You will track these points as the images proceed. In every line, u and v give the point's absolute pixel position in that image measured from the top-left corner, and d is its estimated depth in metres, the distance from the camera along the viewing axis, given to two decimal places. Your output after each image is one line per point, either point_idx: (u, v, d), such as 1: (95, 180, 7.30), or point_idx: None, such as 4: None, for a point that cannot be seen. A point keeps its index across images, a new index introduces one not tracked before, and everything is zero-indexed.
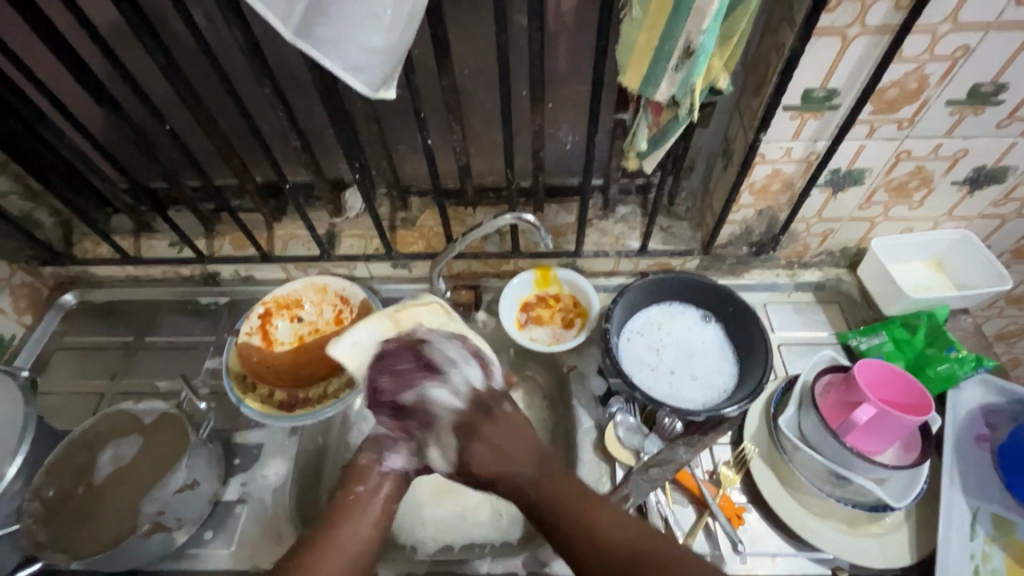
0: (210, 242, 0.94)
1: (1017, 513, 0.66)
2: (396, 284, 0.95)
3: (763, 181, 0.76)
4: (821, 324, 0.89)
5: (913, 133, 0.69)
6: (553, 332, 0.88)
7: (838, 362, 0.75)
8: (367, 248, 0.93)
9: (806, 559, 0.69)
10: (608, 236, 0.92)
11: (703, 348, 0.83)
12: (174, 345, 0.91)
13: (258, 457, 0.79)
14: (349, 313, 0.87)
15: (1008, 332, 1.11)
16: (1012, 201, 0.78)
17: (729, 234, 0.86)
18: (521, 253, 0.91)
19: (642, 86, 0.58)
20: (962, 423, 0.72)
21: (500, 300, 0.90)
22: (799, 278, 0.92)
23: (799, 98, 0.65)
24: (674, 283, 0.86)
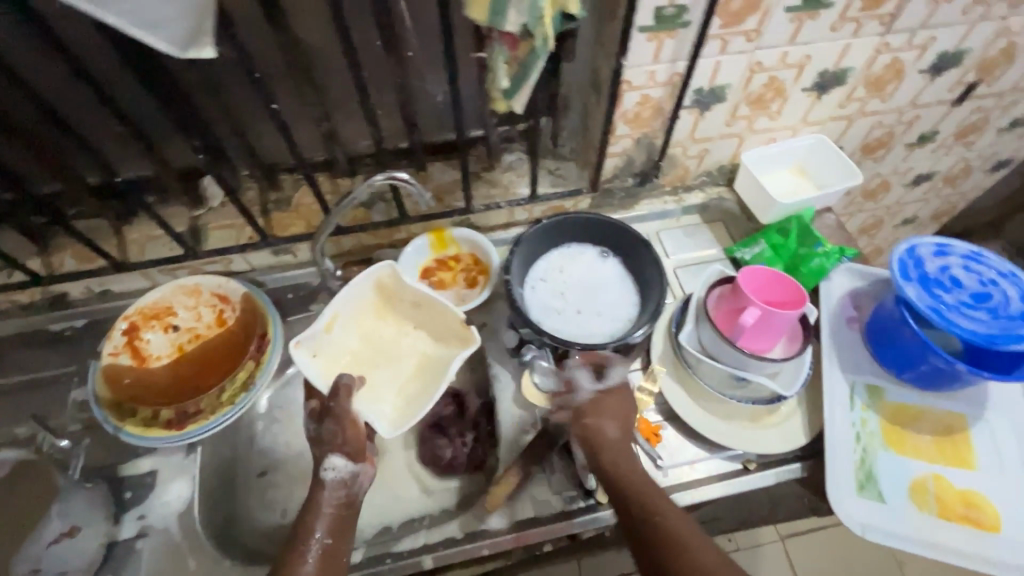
0: (48, 259, 0.81)
1: (886, 379, 0.73)
2: (283, 271, 0.88)
3: (634, 109, 0.76)
4: (710, 242, 0.94)
5: (761, 44, 0.71)
6: (456, 293, 0.86)
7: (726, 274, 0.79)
8: (239, 238, 0.84)
9: (720, 459, 0.73)
10: (497, 187, 0.89)
11: (604, 284, 0.85)
12: (26, 384, 0.78)
13: (152, 485, 0.71)
14: (231, 312, 0.80)
15: (868, 225, 1.25)
16: (854, 101, 0.85)
17: (613, 167, 0.86)
18: (411, 219, 0.86)
19: (490, 17, 0.54)
20: (834, 309, 0.79)
21: (398, 270, 0.87)
22: (685, 202, 0.96)
23: (651, 18, 0.64)
24: (570, 225, 0.86)
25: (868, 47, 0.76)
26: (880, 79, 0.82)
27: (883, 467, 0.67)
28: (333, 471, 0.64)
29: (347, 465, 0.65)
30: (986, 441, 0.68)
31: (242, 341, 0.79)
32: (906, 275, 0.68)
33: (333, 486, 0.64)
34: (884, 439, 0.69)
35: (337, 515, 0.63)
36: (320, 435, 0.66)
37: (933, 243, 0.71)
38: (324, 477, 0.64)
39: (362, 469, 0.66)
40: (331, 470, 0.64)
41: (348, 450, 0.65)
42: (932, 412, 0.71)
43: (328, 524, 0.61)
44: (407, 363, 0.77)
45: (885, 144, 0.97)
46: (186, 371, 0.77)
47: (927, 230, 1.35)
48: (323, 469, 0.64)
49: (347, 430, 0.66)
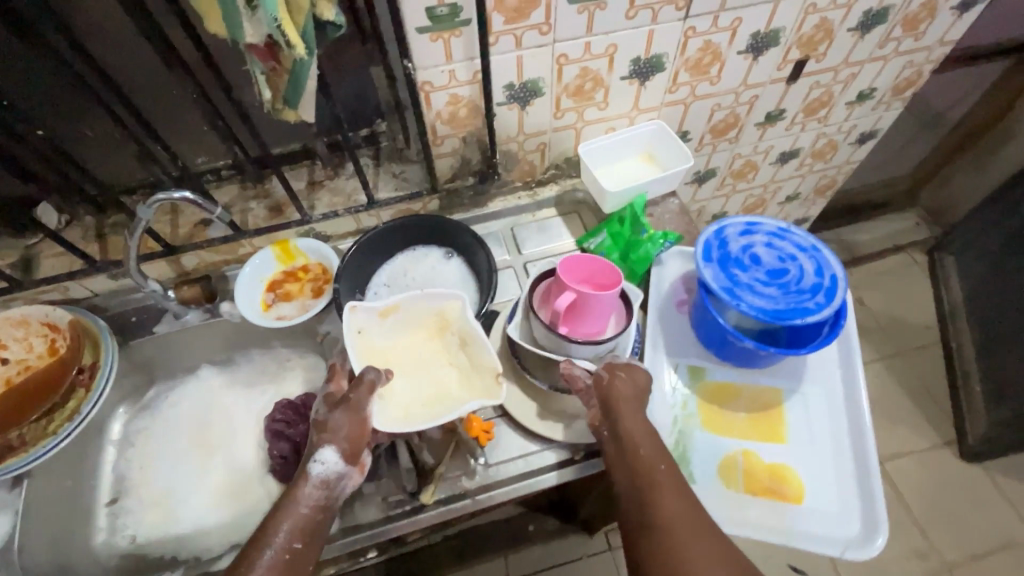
0: None
1: (708, 359, 0.74)
2: (125, 296, 0.86)
3: (447, 109, 0.77)
4: (563, 234, 0.94)
5: (558, 37, 0.71)
6: (299, 303, 0.85)
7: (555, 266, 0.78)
8: (72, 265, 0.83)
9: (549, 451, 0.73)
10: (340, 195, 0.89)
11: (447, 284, 0.84)
12: None
13: None
14: (63, 340, 0.78)
15: (751, 204, 1.27)
16: (681, 85, 0.86)
17: (450, 166, 0.87)
18: (249, 233, 0.85)
19: (228, 31, 0.54)
20: (666, 293, 0.80)
21: (236, 285, 0.85)
22: (539, 197, 0.96)
23: (426, 19, 0.64)
24: (408, 228, 0.86)
25: (674, 32, 0.76)
26: (700, 63, 0.83)
27: (696, 447, 0.68)
28: (321, 465, 0.61)
29: (339, 463, 0.62)
30: (800, 416, 0.70)
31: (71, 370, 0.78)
32: (708, 257, 0.69)
33: (316, 485, 0.61)
34: (701, 419, 0.70)
35: (319, 506, 0.61)
36: (327, 423, 0.64)
37: (741, 223, 0.72)
38: (312, 471, 0.61)
39: (351, 473, 0.63)
40: (320, 465, 0.61)
41: (342, 446, 0.63)
42: (749, 389, 0.72)
43: (294, 527, 0.58)
44: (428, 388, 0.72)
45: (734, 125, 0.99)
46: (7, 405, 0.74)
47: (816, 204, 1.37)
48: (314, 463, 0.61)
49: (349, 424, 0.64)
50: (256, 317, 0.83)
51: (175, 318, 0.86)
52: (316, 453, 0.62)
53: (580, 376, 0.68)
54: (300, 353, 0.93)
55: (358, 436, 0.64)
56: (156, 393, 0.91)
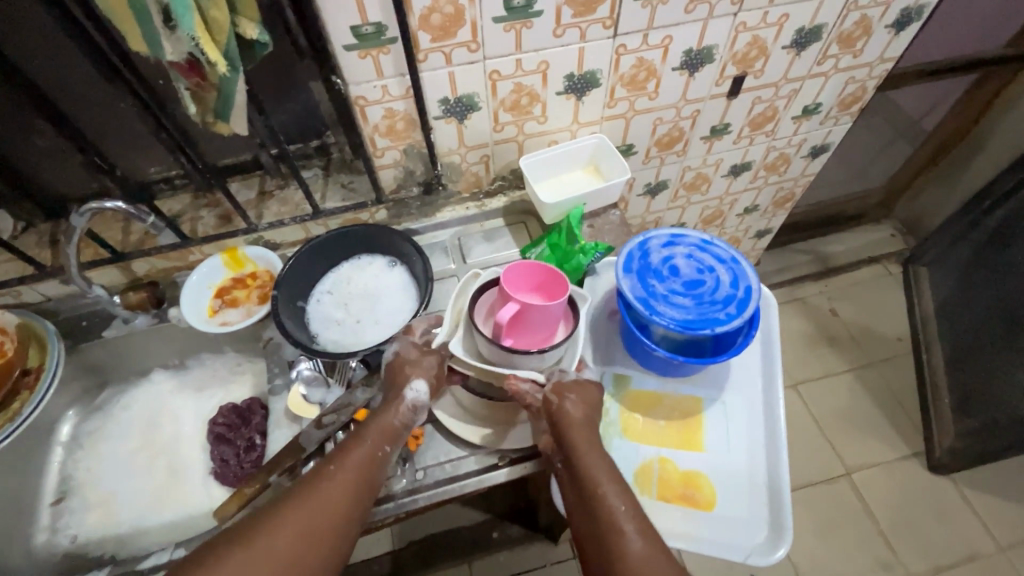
0: None
1: (633, 368, 0.76)
2: (74, 302, 0.88)
3: (384, 122, 0.79)
4: (509, 244, 0.95)
5: (488, 54, 0.74)
6: (245, 309, 0.87)
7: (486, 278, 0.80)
8: (23, 270, 0.85)
9: (475, 457, 0.74)
10: (288, 204, 0.91)
11: (388, 292, 0.87)
12: None
13: None
14: (10, 344, 0.80)
15: (709, 215, 1.29)
16: (619, 100, 0.88)
17: (393, 178, 0.89)
18: (197, 241, 0.88)
19: (151, 48, 0.57)
20: (597, 304, 0.82)
21: (184, 290, 0.87)
22: (487, 208, 0.98)
23: (352, 37, 0.67)
24: (351, 238, 0.88)
25: (605, 50, 0.78)
26: (635, 78, 0.85)
27: (614, 454, 0.70)
28: (415, 393, 0.67)
29: (424, 393, 0.68)
30: (717, 424, 0.71)
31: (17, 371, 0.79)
32: (628, 267, 0.71)
33: (407, 410, 0.66)
34: (621, 426, 0.72)
35: (373, 457, 0.62)
36: (417, 359, 0.70)
37: (665, 234, 0.74)
38: (406, 400, 0.66)
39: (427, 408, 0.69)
40: (414, 393, 0.67)
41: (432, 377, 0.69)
42: (671, 397, 0.74)
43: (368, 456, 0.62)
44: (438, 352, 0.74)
45: (679, 139, 1.01)
46: None
47: (777, 216, 1.39)
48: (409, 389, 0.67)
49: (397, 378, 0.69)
50: (200, 322, 0.85)
51: (124, 323, 0.88)
52: (408, 383, 0.68)
53: (526, 394, 0.67)
54: (249, 359, 0.95)
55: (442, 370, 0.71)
56: (106, 396, 0.93)
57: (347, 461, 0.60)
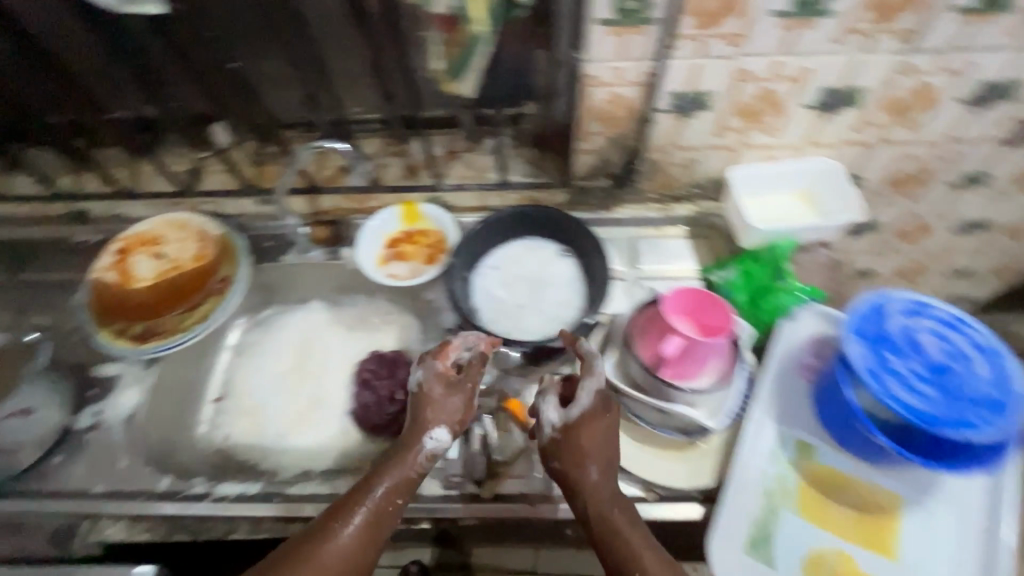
0: (78, 179, 0.94)
1: (820, 438, 0.67)
2: (264, 222, 0.94)
3: (603, 106, 0.73)
4: (687, 259, 0.88)
5: (747, 51, 0.65)
6: (413, 266, 0.87)
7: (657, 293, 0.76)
8: (231, 184, 0.92)
9: (620, 482, 0.70)
10: (473, 170, 0.89)
11: (555, 283, 0.82)
12: (44, 283, 0.92)
13: (113, 387, 0.81)
14: (210, 249, 0.87)
15: (910, 271, 1.10)
16: (872, 127, 0.75)
17: (588, 165, 0.83)
18: (382, 188, 0.90)
19: None
20: (789, 353, 0.72)
21: (359, 236, 0.89)
22: (672, 214, 0.90)
23: (612, 11, 0.61)
24: (528, 218, 0.84)
25: (882, 66, 0.67)
26: (903, 105, 0.71)
27: (784, 531, 0.62)
28: (435, 440, 0.64)
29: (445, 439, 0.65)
30: (915, 531, 0.61)
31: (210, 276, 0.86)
32: (858, 330, 0.60)
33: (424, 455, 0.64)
34: (797, 502, 0.63)
35: (386, 509, 0.62)
36: (442, 402, 0.66)
37: (908, 301, 0.62)
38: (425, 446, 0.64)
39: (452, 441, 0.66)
40: (434, 441, 0.64)
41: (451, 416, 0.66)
42: (863, 485, 0.64)
43: (387, 496, 0.62)
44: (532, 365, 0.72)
45: (919, 181, 0.85)
46: (162, 295, 0.85)
47: (991, 288, 1.16)
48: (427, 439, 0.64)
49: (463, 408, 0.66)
50: (371, 270, 0.86)
51: (301, 252, 0.91)
52: (428, 430, 0.65)
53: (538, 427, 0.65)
54: (399, 311, 0.96)
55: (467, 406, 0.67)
56: (270, 313, 0.99)
57: (375, 496, 0.61)
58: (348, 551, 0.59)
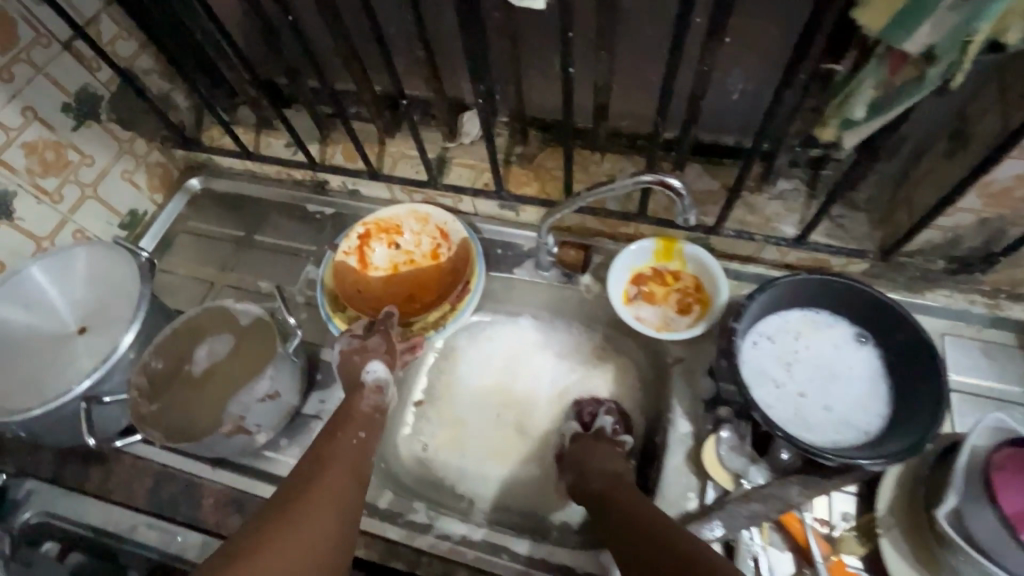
0: (323, 148, 0.91)
1: None
2: (498, 226, 0.87)
3: (1005, 182, 0.56)
4: (1018, 377, 0.68)
5: None
6: (663, 315, 0.76)
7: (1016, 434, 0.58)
8: (476, 181, 0.84)
9: None
10: (757, 215, 0.75)
11: (846, 375, 0.68)
12: (277, 248, 0.92)
13: (337, 377, 0.78)
14: (448, 250, 0.82)
15: None
16: None
17: (926, 241, 0.66)
18: (646, 218, 0.78)
19: (890, 28, 0.41)
20: None
21: (610, 268, 0.78)
22: (1001, 314, 0.71)
23: None
24: (828, 292, 0.69)
25: None
26: None
27: None
28: (374, 373, 0.68)
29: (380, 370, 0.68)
30: None
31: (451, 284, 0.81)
32: None
33: (372, 390, 0.68)
34: None
35: (353, 445, 0.62)
36: (365, 346, 0.70)
37: None
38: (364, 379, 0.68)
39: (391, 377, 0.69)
40: (372, 372, 0.68)
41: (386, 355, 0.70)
42: None
43: (360, 424, 0.65)
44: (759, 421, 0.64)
45: None
46: (394, 289, 0.82)
47: None
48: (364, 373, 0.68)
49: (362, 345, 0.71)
50: (619, 309, 0.76)
51: (536, 269, 0.83)
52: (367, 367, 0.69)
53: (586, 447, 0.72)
54: None
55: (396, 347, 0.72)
56: None
57: (359, 433, 0.64)
58: (348, 466, 0.60)
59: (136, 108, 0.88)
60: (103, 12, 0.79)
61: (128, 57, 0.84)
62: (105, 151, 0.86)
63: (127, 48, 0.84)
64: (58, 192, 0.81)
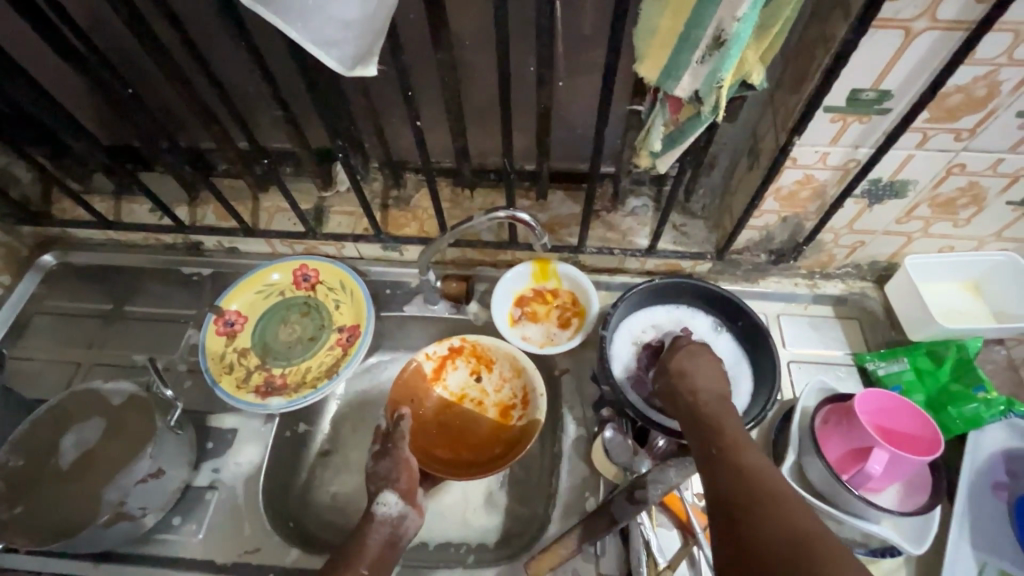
0: (193, 210, 0.89)
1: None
2: (386, 267, 0.89)
3: (791, 187, 0.68)
4: (838, 341, 0.82)
5: (972, 146, 0.60)
6: (547, 331, 0.81)
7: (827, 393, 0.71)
8: (355, 227, 0.86)
9: None
10: (615, 231, 0.84)
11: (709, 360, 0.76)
12: (152, 317, 0.87)
13: (231, 442, 0.76)
14: (518, 414, 0.78)
15: None
16: None
17: (748, 239, 0.78)
18: (518, 245, 0.84)
19: (662, 78, 0.50)
20: (979, 468, 0.69)
21: (492, 294, 0.83)
22: (819, 290, 0.85)
23: (844, 99, 0.56)
24: (681, 291, 0.79)
25: None
26: None
27: None
28: (385, 507, 0.65)
29: (399, 504, 0.65)
30: None
31: (471, 458, 0.76)
32: None
33: (383, 521, 0.64)
34: None
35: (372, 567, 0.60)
36: (376, 471, 0.67)
37: None
38: (374, 513, 0.64)
39: (410, 513, 0.66)
40: (384, 507, 0.64)
41: (402, 483, 0.66)
42: None
43: (380, 552, 0.62)
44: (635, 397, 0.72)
45: None
46: (444, 421, 0.80)
47: None
48: (377, 504, 0.65)
49: (403, 467, 0.67)
50: (504, 331, 0.81)
51: (425, 304, 0.86)
52: (380, 496, 0.65)
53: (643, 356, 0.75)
54: None
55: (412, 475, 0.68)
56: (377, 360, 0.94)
57: (359, 569, 0.60)
58: None
59: None
60: None
61: None
62: None
63: None
64: None
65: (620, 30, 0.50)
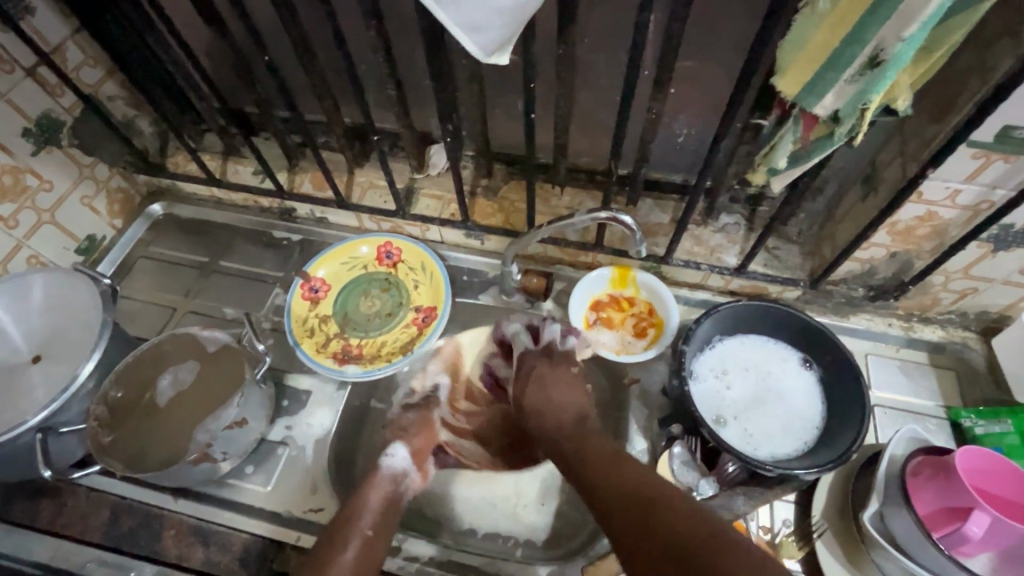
0: (292, 176, 0.93)
1: None
2: (466, 254, 0.91)
3: (909, 222, 0.65)
4: (930, 391, 0.77)
5: None
6: (622, 338, 0.80)
7: (922, 442, 0.66)
8: (443, 212, 0.88)
9: None
10: (703, 246, 0.82)
11: (772, 396, 0.74)
12: (244, 274, 0.92)
13: (305, 403, 0.79)
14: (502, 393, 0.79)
15: None
16: None
17: (847, 271, 0.75)
18: (603, 248, 0.83)
19: (802, 94, 0.49)
20: None
21: (570, 294, 0.83)
22: (914, 335, 0.80)
23: (992, 135, 0.52)
24: (769, 315, 0.75)
25: None
26: None
27: None
28: (392, 459, 0.71)
29: (406, 459, 0.71)
30: None
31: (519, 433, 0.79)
32: None
33: (387, 476, 0.69)
34: None
35: (371, 521, 0.65)
36: (400, 424, 0.75)
37: None
38: (382, 465, 0.70)
39: (412, 474, 0.71)
40: (391, 459, 0.70)
41: (413, 444, 0.73)
42: None
43: (377, 512, 0.65)
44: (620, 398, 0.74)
45: None
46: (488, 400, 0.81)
47: None
48: (384, 455, 0.71)
49: (420, 426, 0.75)
50: (579, 333, 0.80)
51: (500, 295, 0.87)
52: (387, 449, 0.71)
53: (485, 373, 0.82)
54: None
55: (429, 437, 0.75)
56: None
57: (364, 529, 0.63)
58: (358, 563, 0.61)
59: (97, 133, 0.87)
60: (69, 40, 0.79)
61: (92, 84, 0.84)
62: (65, 176, 0.85)
63: (94, 76, 0.84)
64: (13, 217, 0.80)
65: (763, 42, 0.49)
